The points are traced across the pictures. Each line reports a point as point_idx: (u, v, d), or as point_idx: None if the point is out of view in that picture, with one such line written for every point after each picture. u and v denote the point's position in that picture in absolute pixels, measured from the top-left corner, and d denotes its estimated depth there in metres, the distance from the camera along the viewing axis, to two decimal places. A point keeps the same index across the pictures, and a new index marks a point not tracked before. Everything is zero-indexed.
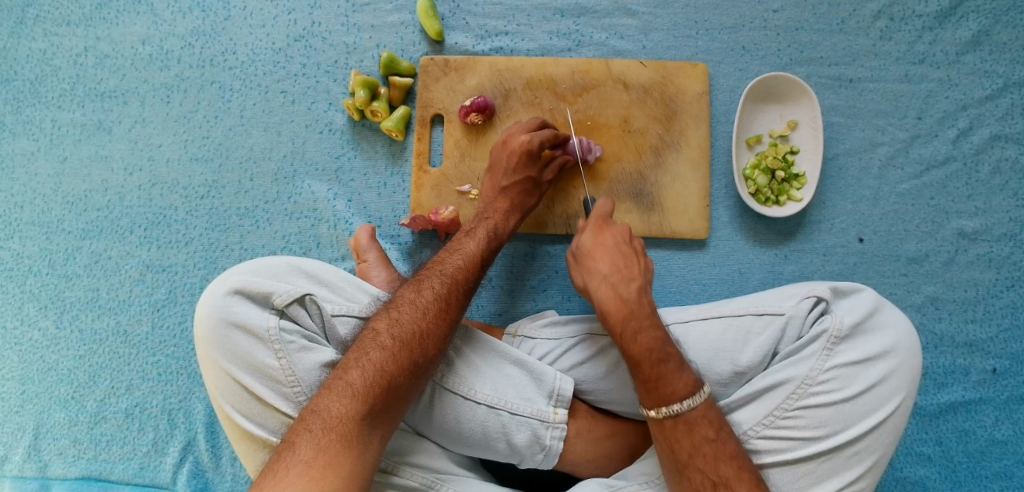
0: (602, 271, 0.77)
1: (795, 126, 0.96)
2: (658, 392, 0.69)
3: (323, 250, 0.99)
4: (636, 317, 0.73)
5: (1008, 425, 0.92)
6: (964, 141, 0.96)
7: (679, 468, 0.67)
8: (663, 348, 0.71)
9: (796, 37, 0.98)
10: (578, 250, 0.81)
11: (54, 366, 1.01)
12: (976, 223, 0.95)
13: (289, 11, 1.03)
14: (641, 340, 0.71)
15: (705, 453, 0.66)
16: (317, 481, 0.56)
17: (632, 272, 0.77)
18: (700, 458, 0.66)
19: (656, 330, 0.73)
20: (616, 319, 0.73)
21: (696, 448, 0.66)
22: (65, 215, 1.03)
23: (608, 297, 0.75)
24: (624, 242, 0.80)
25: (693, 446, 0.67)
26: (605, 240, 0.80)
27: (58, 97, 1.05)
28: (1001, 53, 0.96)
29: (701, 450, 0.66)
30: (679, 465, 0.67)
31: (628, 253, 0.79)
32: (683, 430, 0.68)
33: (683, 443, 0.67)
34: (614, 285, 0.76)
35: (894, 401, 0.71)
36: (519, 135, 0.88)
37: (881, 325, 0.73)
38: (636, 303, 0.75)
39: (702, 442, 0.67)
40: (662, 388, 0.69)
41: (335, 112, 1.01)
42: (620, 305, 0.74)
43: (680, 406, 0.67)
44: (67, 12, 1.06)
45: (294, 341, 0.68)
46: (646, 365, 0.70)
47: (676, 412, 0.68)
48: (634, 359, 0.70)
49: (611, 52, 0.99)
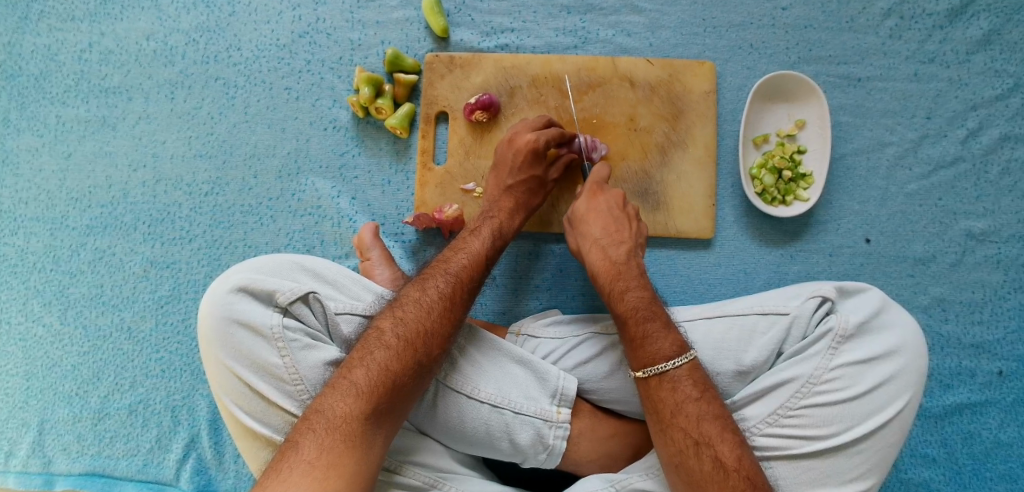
0: (594, 234, 0.83)
1: (802, 125, 0.95)
2: (643, 350, 0.71)
3: (327, 247, 0.99)
4: (623, 276, 0.79)
5: (1014, 427, 0.92)
6: (973, 141, 0.95)
7: (662, 428, 0.67)
8: (649, 306, 0.75)
9: (805, 36, 0.97)
10: (573, 215, 0.87)
11: (58, 362, 1.01)
12: (984, 224, 0.94)
13: (294, 7, 1.02)
14: (628, 299, 0.76)
15: (688, 412, 0.66)
16: (321, 482, 0.56)
17: (622, 235, 0.83)
18: (683, 416, 0.66)
19: (644, 288, 0.78)
20: (606, 279, 0.79)
21: (679, 406, 0.67)
22: (70, 210, 1.03)
23: (599, 260, 0.81)
24: (615, 209, 0.85)
25: (677, 404, 0.67)
26: (598, 206, 0.85)
27: (62, 93, 1.05)
28: (1012, 53, 0.95)
29: (684, 408, 0.66)
30: (663, 425, 0.67)
31: (620, 218, 0.84)
32: (667, 388, 0.68)
33: (666, 400, 0.68)
34: (604, 248, 0.82)
35: (900, 400, 0.70)
36: (524, 133, 0.88)
37: (887, 325, 0.72)
38: (624, 264, 0.80)
39: (685, 401, 0.67)
40: (647, 345, 0.71)
41: (340, 109, 1.01)
42: (609, 266, 0.80)
43: (667, 365, 0.69)
44: (72, 7, 1.06)
45: (298, 340, 0.68)
46: (632, 323, 0.74)
47: (662, 369, 0.69)
48: (622, 317, 0.75)
49: (617, 49, 0.98)
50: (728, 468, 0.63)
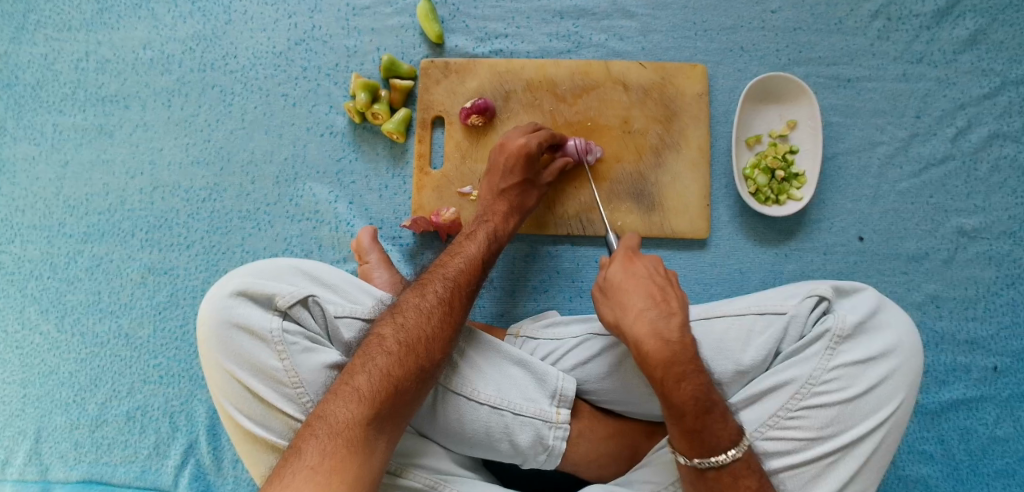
0: (640, 307, 0.71)
1: (794, 126, 0.96)
2: (701, 443, 0.65)
3: (325, 252, 0.99)
4: (679, 361, 0.67)
5: (1010, 423, 0.92)
6: (962, 139, 0.96)
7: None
8: (707, 395, 0.66)
9: (794, 38, 0.99)
10: (608, 283, 0.75)
11: (55, 370, 1.00)
12: (975, 221, 0.95)
13: (290, 15, 1.03)
14: (686, 388, 0.65)
15: None
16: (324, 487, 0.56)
17: (671, 308, 0.71)
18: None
19: (700, 375, 0.67)
20: (659, 362, 0.67)
21: None
22: (66, 218, 1.03)
23: (650, 338, 0.68)
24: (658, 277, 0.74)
25: None
26: (636, 272, 0.74)
27: (58, 102, 1.05)
28: (998, 52, 0.97)
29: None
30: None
31: (663, 284, 0.74)
32: (728, 481, 0.65)
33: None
34: (654, 324, 0.69)
35: (895, 401, 0.71)
36: (517, 137, 0.89)
37: (882, 324, 0.73)
38: (680, 344, 0.68)
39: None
40: (707, 440, 0.65)
41: (336, 115, 1.01)
42: (662, 347, 0.68)
43: (726, 457, 0.64)
44: (69, 17, 1.06)
45: (297, 342, 0.69)
46: (692, 417, 0.65)
47: (721, 463, 0.64)
48: (678, 409, 0.65)
49: (610, 53, 0.99)
50: None
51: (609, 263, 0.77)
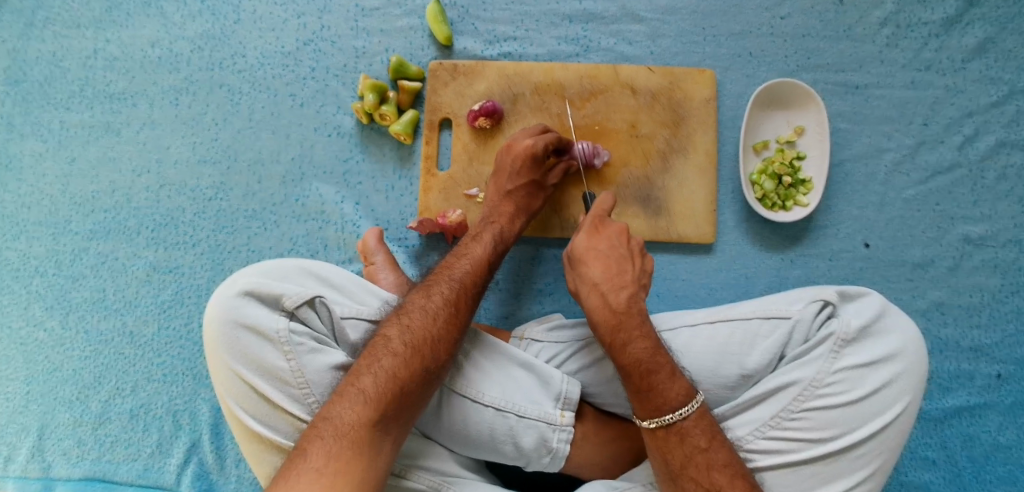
0: (594, 277, 0.79)
1: (801, 132, 0.96)
2: (650, 402, 0.69)
3: (331, 252, 0.99)
4: (625, 327, 0.74)
5: (1013, 431, 0.92)
6: (970, 148, 0.96)
7: (672, 477, 0.67)
8: (652, 358, 0.71)
9: (803, 44, 0.99)
10: (572, 252, 0.82)
11: (59, 366, 1.01)
12: (982, 229, 0.95)
13: (299, 15, 1.04)
14: (631, 351, 0.72)
15: (698, 463, 0.66)
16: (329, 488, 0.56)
17: (623, 278, 0.78)
18: (693, 467, 0.66)
19: (647, 340, 0.73)
20: (606, 329, 0.75)
21: (689, 458, 0.66)
22: (72, 215, 1.03)
23: (598, 307, 0.76)
24: (618, 247, 0.80)
25: (685, 456, 0.66)
26: (598, 244, 0.81)
27: (67, 99, 1.05)
28: (1006, 61, 0.97)
29: (693, 459, 0.66)
30: (672, 475, 0.67)
31: (622, 257, 0.79)
32: (675, 440, 0.68)
33: (675, 451, 0.67)
34: (604, 294, 0.77)
35: (899, 405, 0.71)
36: (523, 139, 0.89)
37: (887, 328, 0.73)
38: (626, 312, 0.75)
39: (693, 452, 0.66)
40: (653, 399, 0.69)
41: (344, 115, 1.02)
42: (610, 315, 0.75)
43: (673, 416, 0.68)
44: (78, 14, 1.06)
45: (304, 343, 0.69)
46: (636, 377, 0.70)
47: (668, 421, 0.68)
48: (625, 371, 0.71)
49: (618, 57, 0.99)
50: None
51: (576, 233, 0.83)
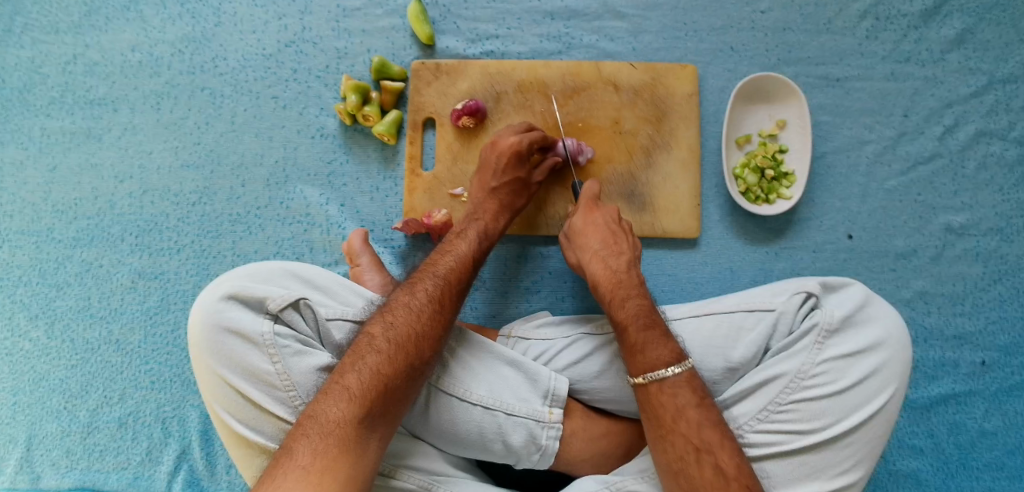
0: (593, 246, 0.84)
1: (783, 125, 0.97)
2: (644, 357, 0.71)
3: (317, 254, 0.99)
4: (624, 286, 0.79)
5: (998, 416, 0.93)
6: (950, 138, 0.97)
7: (662, 434, 0.67)
8: (649, 314, 0.75)
9: (784, 38, 0.99)
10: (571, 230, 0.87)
11: (45, 376, 1.00)
12: (963, 218, 0.96)
13: (280, 17, 1.03)
14: (629, 305, 0.76)
15: (689, 418, 0.66)
16: (316, 485, 0.56)
17: (621, 247, 0.83)
18: (684, 423, 0.66)
19: (643, 298, 0.78)
20: (606, 288, 0.79)
21: (681, 413, 0.66)
22: (55, 223, 1.02)
23: (600, 269, 0.81)
24: (612, 222, 0.85)
25: (677, 411, 0.67)
26: (595, 221, 0.86)
27: (47, 105, 1.04)
28: (985, 51, 0.98)
29: (684, 414, 0.66)
30: (663, 431, 0.67)
31: (617, 231, 0.85)
32: (668, 395, 0.68)
33: (667, 406, 0.67)
34: (603, 258, 0.82)
35: (886, 393, 0.71)
36: (508, 136, 0.89)
37: (871, 318, 0.74)
38: (625, 274, 0.80)
39: (686, 406, 0.67)
40: (647, 351, 0.71)
41: (327, 117, 1.01)
42: (611, 276, 0.80)
43: (667, 371, 0.69)
44: (56, 19, 1.05)
45: (289, 346, 0.69)
46: (633, 329, 0.74)
47: (662, 376, 0.68)
48: (621, 323, 0.75)
49: (601, 54, 0.99)
50: (728, 475, 0.63)
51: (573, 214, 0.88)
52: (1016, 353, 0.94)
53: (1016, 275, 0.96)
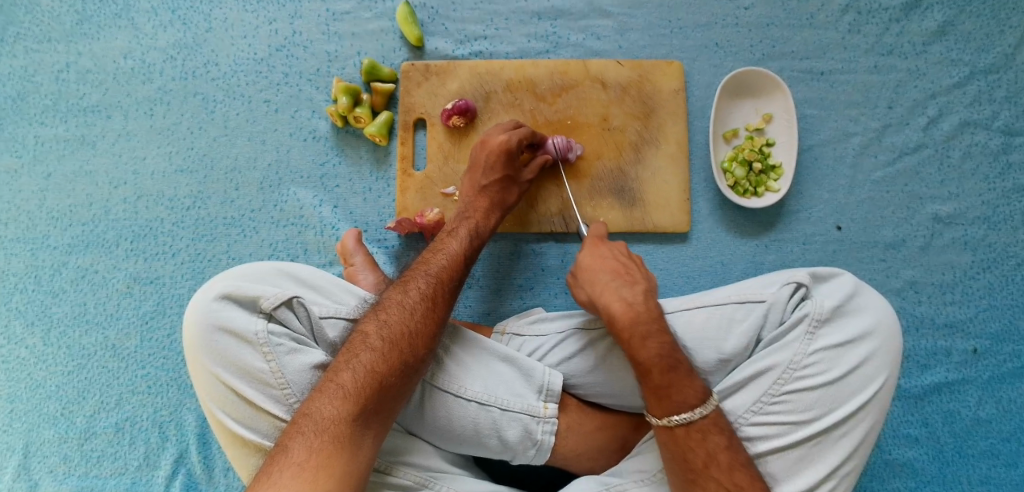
0: (605, 279, 0.79)
1: (769, 119, 0.98)
2: (669, 401, 0.69)
3: (311, 256, 1.00)
4: (642, 322, 0.73)
5: (991, 404, 0.94)
6: (935, 128, 0.99)
7: (691, 477, 0.67)
8: (672, 354, 0.70)
9: (768, 33, 1.01)
10: (578, 267, 0.83)
11: (43, 383, 1.00)
12: (950, 207, 0.97)
13: (270, 21, 1.04)
14: (651, 346, 0.71)
15: (720, 462, 0.66)
16: (312, 482, 0.57)
17: (634, 279, 0.79)
18: (715, 467, 0.66)
19: (663, 335, 0.72)
20: (624, 324, 0.73)
21: (712, 457, 0.67)
22: (50, 230, 1.03)
23: (616, 303, 0.75)
24: (621, 255, 0.82)
25: (708, 454, 0.67)
26: (602, 255, 0.83)
27: (40, 114, 1.05)
28: (966, 42, 0.99)
29: (716, 457, 0.67)
30: (692, 475, 0.67)
31: (627, 264, 0.81)
32: (696, 438, 0.68)
33: (698, 450, 0.67)
34: (617, 291, 0.77)
35: (877, 381, 0.72)
36: (496, 135, 0.90)
37: (861, 306, 0.74)
38: (642, 307, 0.75)
39: (717, 450, 0.67)
40: (673, 396, 0.69)
41: (318, 119, 1.02)
42: (628, 310, 0.74)
43: (693, 414, 0.68)
44: (48, 28, 1.06)
45: (283, 344, 0.69)
46: (657, 372, 0.70)
47: (688, 420, 0.68)
48: (644, 366, 0.70)
49: (588, 53, 1.01)
50: None
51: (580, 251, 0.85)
52: (1007, 340, 0.95)
53: (1004, 262, 0.97)
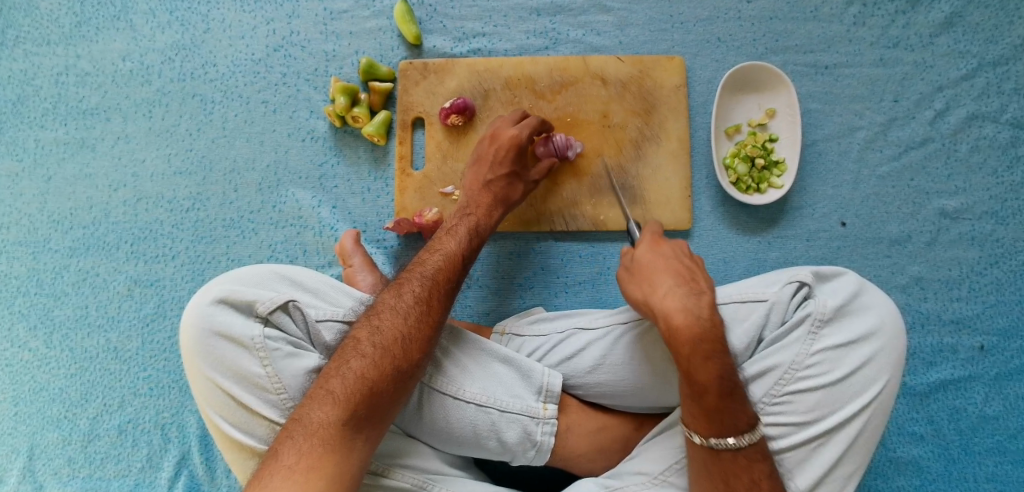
0: (668, 285, 0.72)
1: (772, 114, 0.97)
2: (722, 423, 0.65)
3: (310, 257, 0.99)
4: (707, 338, 0.67)
5: (999, 401, 0.93)
6: (941, 122, 0.97)
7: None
8: (732, 377, 0.66)
9: (771, 27, 0.99)
10: (633, 264, 0.77)
11: (46, 386, 1.00)
12: (957, 202, 0.96)
13: (268, 21, 1.04)
14: (714, 366, 0.66)
15: (764, 490, 0.65)
16: (300, 486, 0.56)
17: (699, 286, 0.72)
18: None
19: (726, 355, 0.67)
20: (687, 337, 0.67)
21: (756, 484, 0.65)
22: (52, 233, 1.03)
23: (679, 312, 0.69)
24: (684, 258, 0.75)
25: (751, 482, 0.65)
26: (662, 254, 0.76)
27: (40, 117, 1.05)
28: (974, 34, 0.97)
29: (759, 485, 0.65)
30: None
31: (689, 267, 0.75)
32: (743, 465, 0.66)
33: (742, 477, 0.65)
34: (682, 299, 0.70)
35: (882, 381, 0.71)
36: (506, 128, 0.90)
37: (865, 306, 0.73)
38: (709, 321, 0.69)
39: (760, 477, 0.65)
40: (727, 420, 0.65)
41: (317, 119, 1.02)
42: (694, 321, 0.68)
43: (743, 441, 0.65)
44: (47, 31, 1.06)
45: (279, 348, 0.69)
46: (715, 396, 0.65)
47: (735, 446, 0.65)
48: (702, 387, 0.66)
49: (588, 49, 0.99)
50: None
51: (636, 246, 0.78)
52: (1015, 336, 0.94)
53: (1012, 258, 0.95)
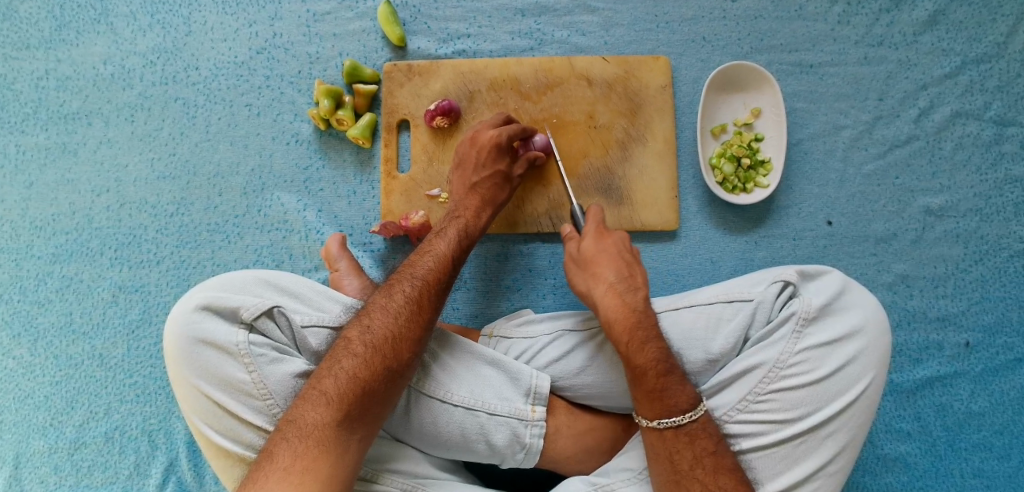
0: (609, 278, 0.76)
1: (758, 114, 0.97)
2: (660, 401, 0.67)
3: (296, 261, 0.99)
4: (642, 326, 0.71)
5: (984, 397, 0.93)
6: (926, 120, 0.97)
7: (676, 479, 0.65)
8: (668, 359, 0.69)
9: (756, 26, 0.99)
10: (575, 255, 0.80)
11: (30, 393, 0.99)
12: (942, 200, 0.96)
13: (250, 24, 1.03)
14: (649, 351, 0.69)
15: (706, 465, 0.65)
16: (297, 486, 0.56)
17: (636, 280, 0.76)
18: (700, 470, 0.65)
19: (661, 341, 0.71)
20: (622, 330, 0.71)
21: (698, 460, 0.65)
22: (34, 240, 1.02)
23: (615, 307, 0.73)
24: (625, 251, 0.78)
25: (694, 458, 0.66)
26: (605, 246, 0.79)
27: (22, 122, 1.03)
28: (957, 32, 0.98)
29: (702, 460, 0.65)
30: (677, 476, 0.65)
31: (629, 260, 0.78)
32: (685, 441, 0.66)
33: (684, 453, 0.66)
34: (620, 294, 0.74)
35: (866, 379, 0.71)
36: (486, 130, 0.89)
37: (850, 305, 0.73)
38: (643, 312, 0.73)
39: (703, 453, 0.66)
40: (666, 398, 0.67)
41: (302, 122, 1.01)
42: (628, 314, 0.72)
43: (683, 419, 0.66)
44: (27, 35, 1.04)
45: (264, 354, 0.68)
46: (652, 377, 0.68)
47: (676, 423, 0.66)
48: (638, 371, 0.69)
49: (573, 49, 0.99)
50: None
51: (580, 238, 0.81)
52: (1000, 333, 0.94)
53: (996, 255, 0.96)
